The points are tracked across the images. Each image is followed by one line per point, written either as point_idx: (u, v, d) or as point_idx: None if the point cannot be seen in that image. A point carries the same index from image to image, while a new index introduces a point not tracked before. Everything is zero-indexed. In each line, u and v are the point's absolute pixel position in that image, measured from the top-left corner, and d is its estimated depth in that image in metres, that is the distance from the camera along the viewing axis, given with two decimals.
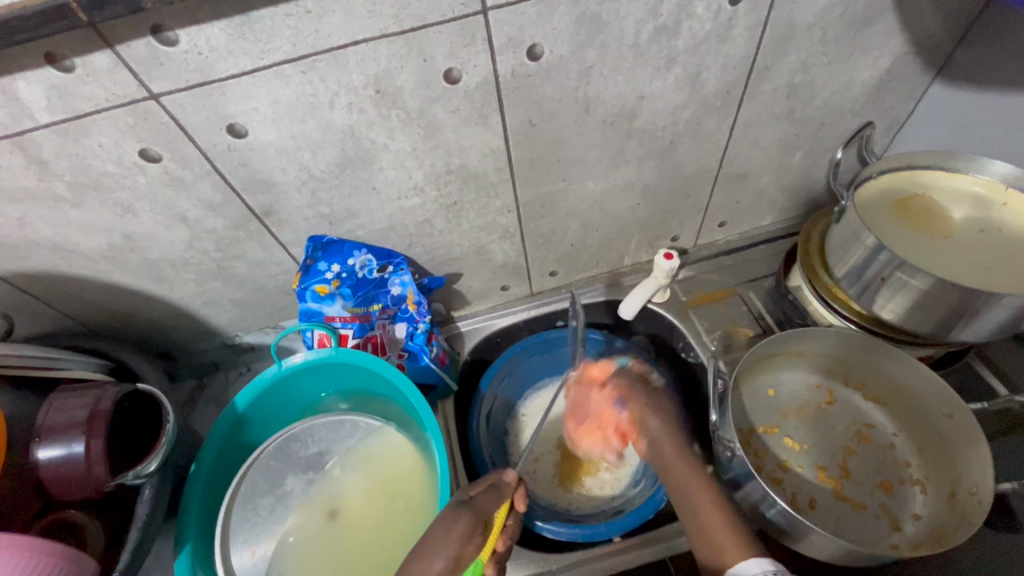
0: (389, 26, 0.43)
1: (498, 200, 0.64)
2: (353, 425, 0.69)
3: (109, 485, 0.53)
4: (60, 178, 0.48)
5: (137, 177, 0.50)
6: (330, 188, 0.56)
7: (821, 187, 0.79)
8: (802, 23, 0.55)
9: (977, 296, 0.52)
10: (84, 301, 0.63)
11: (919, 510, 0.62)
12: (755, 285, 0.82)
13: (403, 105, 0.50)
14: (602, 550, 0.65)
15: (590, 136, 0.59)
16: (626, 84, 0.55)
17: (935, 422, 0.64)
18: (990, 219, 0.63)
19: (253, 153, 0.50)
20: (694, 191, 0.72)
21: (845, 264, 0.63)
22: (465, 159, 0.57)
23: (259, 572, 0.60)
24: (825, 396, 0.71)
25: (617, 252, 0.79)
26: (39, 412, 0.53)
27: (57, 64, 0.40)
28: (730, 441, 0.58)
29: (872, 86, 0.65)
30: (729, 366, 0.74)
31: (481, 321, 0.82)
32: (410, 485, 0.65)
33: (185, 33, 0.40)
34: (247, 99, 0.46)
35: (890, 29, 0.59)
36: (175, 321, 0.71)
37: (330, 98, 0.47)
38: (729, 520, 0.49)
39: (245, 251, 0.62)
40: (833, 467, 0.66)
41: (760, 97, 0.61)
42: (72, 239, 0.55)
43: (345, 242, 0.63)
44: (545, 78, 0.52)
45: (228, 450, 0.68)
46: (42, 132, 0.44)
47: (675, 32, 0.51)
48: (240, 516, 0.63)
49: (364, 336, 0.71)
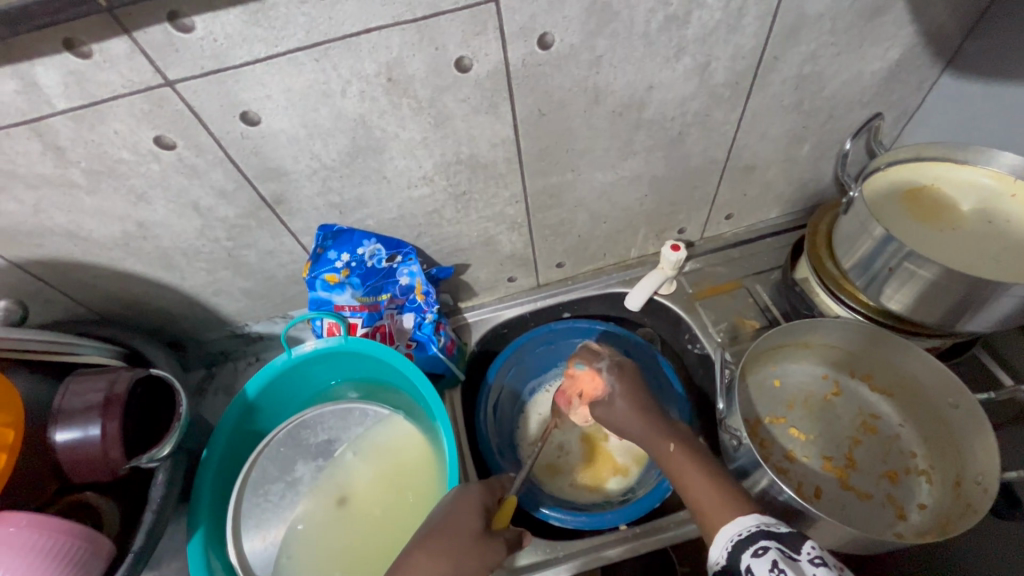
0: (403, 13, 0.44)
1: (507, 191, 0.64)
2: (361, 413, 0.69)
3: (124, 468, 0.54)
4: (76, 165, 0.49)
5: (151, 164, 0.51)
6: (341, 177, 0.57)
7: (829, 179, 0.79)
8: (812, 14, 0.55)
9: (986, 286, 0.52)
10: (98, 289, 0.64)
11: (924, 500, 0.63)
12: (761, 278, 0.82)
13: (414, 94, 0.50)
14: (608, 540, 0.65)
15: (599, 126, 0.59)
16: (636, 75, 0.55)
17: (942, 413, 0.64)
18: (998, 210, 0.63)
19: (265, 140, 0.51)
20: (702, 182, 0.72)
21: (853, 256, 0.63)
22: (475, 149, 0.58)
23: (271, 558, 0.61)
24: (831, 387, 0.71)
25: (623, 243, 0.79)
26: (56, 395, 0.55)
27: (75, 50, 0.41)
28: (737, 430, 0.58)
29: (882, 76, 0.65)
30: (735, 357, 0.75)
31: (488, 312, 0.83)
32: (420, 472, 0.65)
33: (201, 19, 0.40)
34: (261, 87, 0.46)
35: (900, 20, 0.59)
36: (186, 310, 0.71)
37: (342, 86, 0.48)
38: (709, 481, 0.50)
39: (256, 240, 0.62)
40: (838, 458, 0.66)
41: (769, 88, 0.61)
42: (86, 226, 0.56)
43: (355, 232, 0.63)
44: (555, 68, 0.52)
45: (240, 437, 0.69)
46: (60, 118, 0.45)
47: (685, 21, 0.52)
48: (251, 502, 0.64)
49: (373, 325, 0.72)
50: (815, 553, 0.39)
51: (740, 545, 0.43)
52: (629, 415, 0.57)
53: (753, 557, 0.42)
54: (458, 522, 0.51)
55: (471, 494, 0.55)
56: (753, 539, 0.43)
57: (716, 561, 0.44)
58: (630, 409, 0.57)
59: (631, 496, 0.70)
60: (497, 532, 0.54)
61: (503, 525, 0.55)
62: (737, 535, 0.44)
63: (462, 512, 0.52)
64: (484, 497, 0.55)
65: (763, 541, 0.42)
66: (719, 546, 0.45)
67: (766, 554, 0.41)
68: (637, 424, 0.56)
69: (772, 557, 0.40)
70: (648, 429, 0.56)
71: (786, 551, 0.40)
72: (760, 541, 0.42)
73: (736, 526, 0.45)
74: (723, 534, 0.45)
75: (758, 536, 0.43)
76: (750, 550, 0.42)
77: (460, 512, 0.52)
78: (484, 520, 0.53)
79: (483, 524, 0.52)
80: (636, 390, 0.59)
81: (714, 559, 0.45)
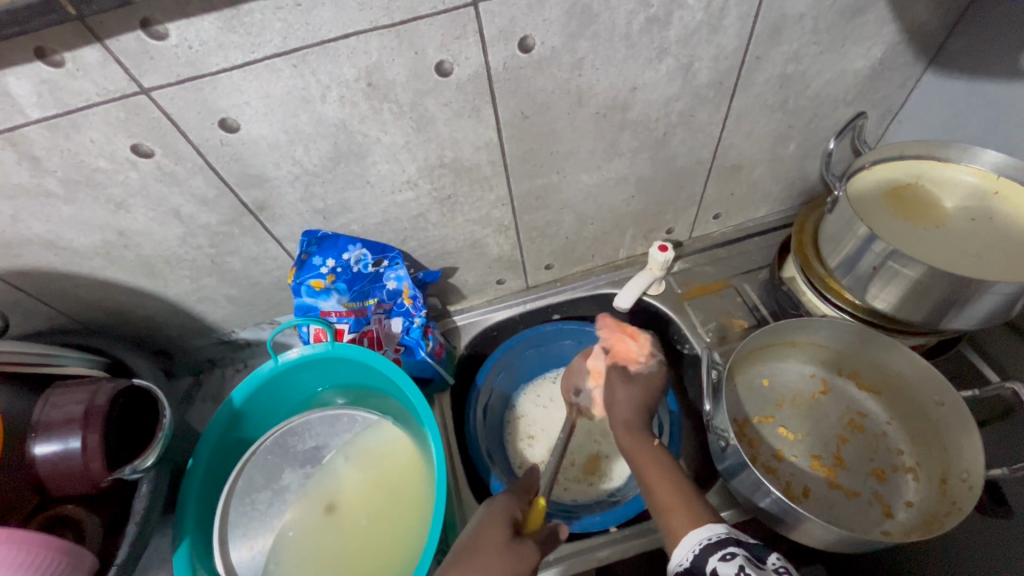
0: (380, 18, 0.43)
1: (492, 193, 0.64)
2: (350, 419, 0.69)
3: (106, 480, 0.54)
4: (52, 174, 0.48)
5: (129, 173, 0.50)
6: (324, 182, 0.56)
7: (815, 178, 0.79)
8: (794, 14, 0.55)
9: (968, 285, 0.52)
10: (80, 299, 0.63)
11: (912, 497, 0.63)
12: (750, 277, 0.82)
13: (395, 98, 0.50)
14: (598, 541, 0.65)
15: (583, 128, 0.59)
16: (618, 76, 0.55)
17: (929, 410, 0.65)
18: (982, 208, 0.63)
19: (245, 147, 0.50)
20: (688, 183, 0.72)
21: (839, 254, 0.63)
22: (459, 152, 0.57)
23: (258, 565, 0.61)
24: (818, 386, 0.72)
25: (612, 244, 0.79)
26: (35, 408, 0.54)
27: (47, 59, 0.40)
28: (724, 431, 0.58)
29: (865, 75, 0.65)
30: (723, 357, 0.75)
31: (478, 315, 0.83)
32: (410, 475, 0.65)
33: (175, 26, 0.40)
34: (238, 93, 0.46)
35: (882, 19, 0.59)
36: (170, 317, 0.71)
37: (321, 92, 0.47)
38: (675, 487, 0.52)
39: (239, 247, 0.62)
40: (827, 456, 0.66)
41: (752, 88, 0.61)
42: (65, 236, 0.55)
43: (339, 237, 0.63)
44: (537, 70, 0.52)
45: (226, 446, 0.69)
46: (34, 128, 0.44)
47: (666, 23, 0.51)
48: (238, 511, 0.64)
49: (359, 330, 0.71)
50: (779, 563, 0.42)
51: (709, 549, 0.45)
52: (631, 402, 0.63)
53: (720, 560, 0.43)
54: (485, 539, 0.51)
55: (499, 506, 0.55)
56: (721, 544, 0.44)
57: (680, 563, 0.46)
58: (634, 397, 0.63)
59: (620, 498, 0.71)
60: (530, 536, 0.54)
61: (537, 527, 0.56)
62: (707, 539, 0.45)
63: (492, 526, 0.52)
64: (513, 508, 0.55)
65: (732, 548, 0.44)
66: (684, 549, 0.46)
67: (733, 560, 0.42)
68: (630, 414, 0.62)
69: (739, 562, 0.42)
70: (629, 426, 0.61)
71: (753, 559, 0.42)
72: (729, 547, 0.44)
73: (706, 531, 0.46)
74: (691, 537, 0.47)
75: (726, 542, 0.44)
76: (717, 554, 0.44)
77: (485, 526, 0.52)
78: (512, 527, 0.53)
79: (510, 532, 0.52)
80: (649, 389, 0.64)
81: (677, 561, 0.46)
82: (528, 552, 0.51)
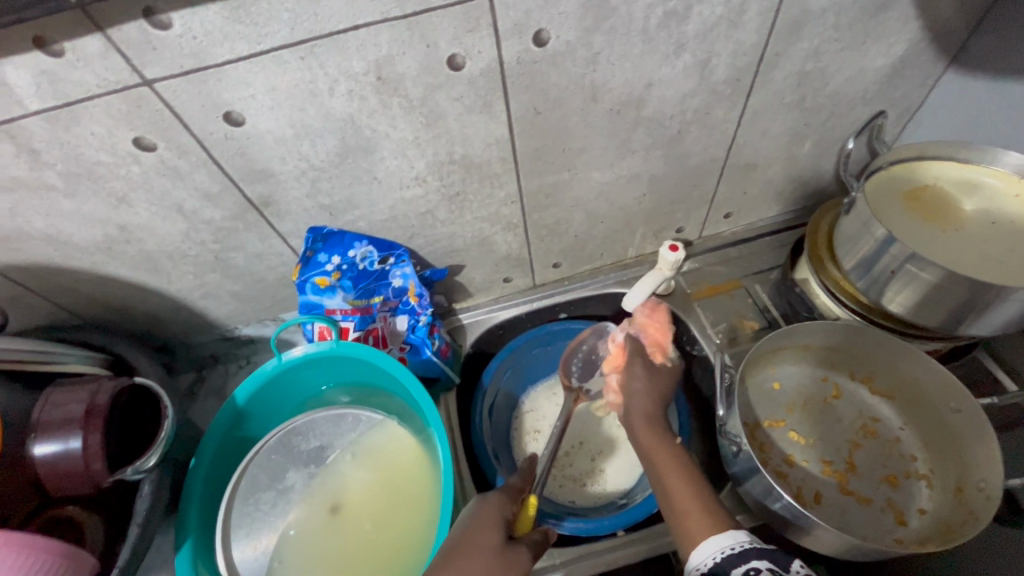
0: (391, 10, 0.42)
1: (502, 191, 0.63)
2: (354, 418, 0.68)
3: (108, 481, 0.53)
4: (51, 167, 0.47)
5: (132, 167, 0.49)
6: (330, 178, 0.55)
7: (829, 177, 0.78)
8: (816, 9, 0.53)
9: (990, 289, 0.51)
10: (80, 294, 0.62)
11: (925, 504, 0.62)
12: (761, 278, 0.81)
13: (404, 93, 0.48)
14: (605, 545, 0.64)
15: (597, 125, 0.58)
16: (634, 72, 0.53)
17: (944, 416, 0.63)
18: (1002, 211, 0.62)
19: (250, 141, 0.49)
20: (701, 181, 0.71)
21: (855, 256, 0.62)
22: (469, 148, 0.56)
23: (261, 566, 0.60)
24: (831, 390, 0.70)
25: (622, 243, 0.78)
26: (36, 406, 0.53)
27: (46, 48, 0.39)
28: (737, 437, 0.57)
29: (885, 74, 0.64)
30: (733, 359, 0.74)
31: (483, 313, 0.81)
32: (414, 478, 0.64)
33: (180, 16, 0.39)
34: (244, 86, 0.44)
35: (906, 15, 0.57)
36: (173, 314, 0.69)
37: (330, 85, 0.46)
38: (697, 494, 0.51)
39: (243, 243, 0.61)
40: (838, 461, 0.65)
41: (769, 85, 0.60)
42: (65, 230, 0.54)
43: (345, 233, 0.62)
44: (552, 65, 0.50)
45: (229, 445, 0.68)
46: (34, 120, 0.43)
47: (685, 17, 0.50)
48: (241, 511, 0.63)
49: (365, 328, 0.70)
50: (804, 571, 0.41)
51: (731, 560, 0.43)
52: (650, 395, 0.62)
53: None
54: (480, 542, 0.49)
55: (490, 507, 0.53)
56: (743, 557, 0.43)
57: (700, 566, 0.45)
58: (652, 389, 0.63)
59: (628, 502, 0.69)
60: (520, 537, 0.53)
61: (528, 527, 0.55)
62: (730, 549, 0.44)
63: (481, 529, 0.51)
64: (505, 509, 0.54)
65: (755, 562, 0.42)
66: (704, 552, 0.45)
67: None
68: (647, 407, 0.61)
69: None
70: (649, 420, 0.60)
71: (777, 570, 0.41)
72: (752, 561, 0.42)
73: (728, 540, 0.45)
74: (711, 544, 0.45)
75: (750, 555, 0.43)
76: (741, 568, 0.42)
77: (479, 529, 0.51)
78: (505, 531, 0.51)
79: (505, 536, 0.51)
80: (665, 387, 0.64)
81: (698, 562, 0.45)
82: (520, 558, 0.49)
